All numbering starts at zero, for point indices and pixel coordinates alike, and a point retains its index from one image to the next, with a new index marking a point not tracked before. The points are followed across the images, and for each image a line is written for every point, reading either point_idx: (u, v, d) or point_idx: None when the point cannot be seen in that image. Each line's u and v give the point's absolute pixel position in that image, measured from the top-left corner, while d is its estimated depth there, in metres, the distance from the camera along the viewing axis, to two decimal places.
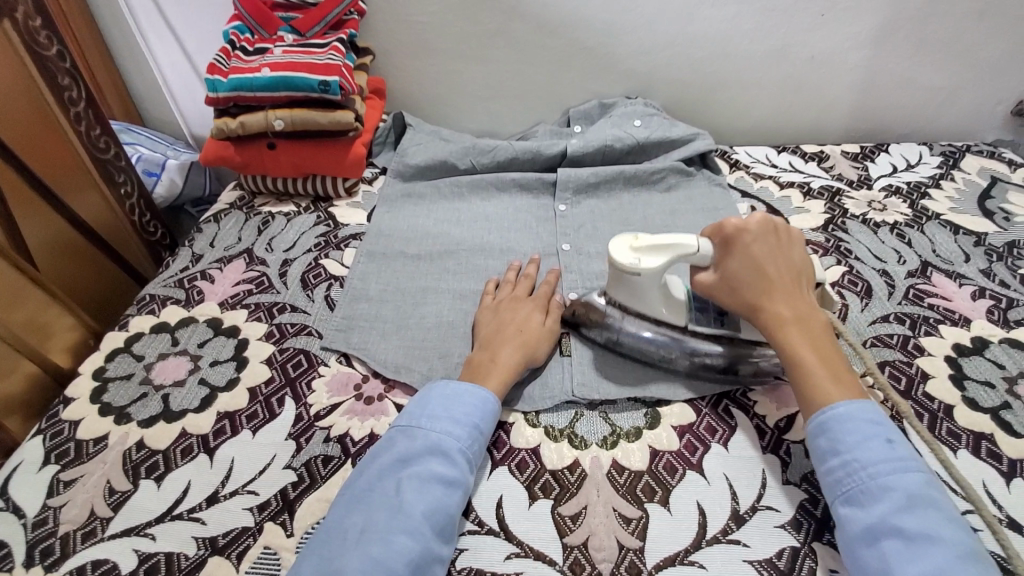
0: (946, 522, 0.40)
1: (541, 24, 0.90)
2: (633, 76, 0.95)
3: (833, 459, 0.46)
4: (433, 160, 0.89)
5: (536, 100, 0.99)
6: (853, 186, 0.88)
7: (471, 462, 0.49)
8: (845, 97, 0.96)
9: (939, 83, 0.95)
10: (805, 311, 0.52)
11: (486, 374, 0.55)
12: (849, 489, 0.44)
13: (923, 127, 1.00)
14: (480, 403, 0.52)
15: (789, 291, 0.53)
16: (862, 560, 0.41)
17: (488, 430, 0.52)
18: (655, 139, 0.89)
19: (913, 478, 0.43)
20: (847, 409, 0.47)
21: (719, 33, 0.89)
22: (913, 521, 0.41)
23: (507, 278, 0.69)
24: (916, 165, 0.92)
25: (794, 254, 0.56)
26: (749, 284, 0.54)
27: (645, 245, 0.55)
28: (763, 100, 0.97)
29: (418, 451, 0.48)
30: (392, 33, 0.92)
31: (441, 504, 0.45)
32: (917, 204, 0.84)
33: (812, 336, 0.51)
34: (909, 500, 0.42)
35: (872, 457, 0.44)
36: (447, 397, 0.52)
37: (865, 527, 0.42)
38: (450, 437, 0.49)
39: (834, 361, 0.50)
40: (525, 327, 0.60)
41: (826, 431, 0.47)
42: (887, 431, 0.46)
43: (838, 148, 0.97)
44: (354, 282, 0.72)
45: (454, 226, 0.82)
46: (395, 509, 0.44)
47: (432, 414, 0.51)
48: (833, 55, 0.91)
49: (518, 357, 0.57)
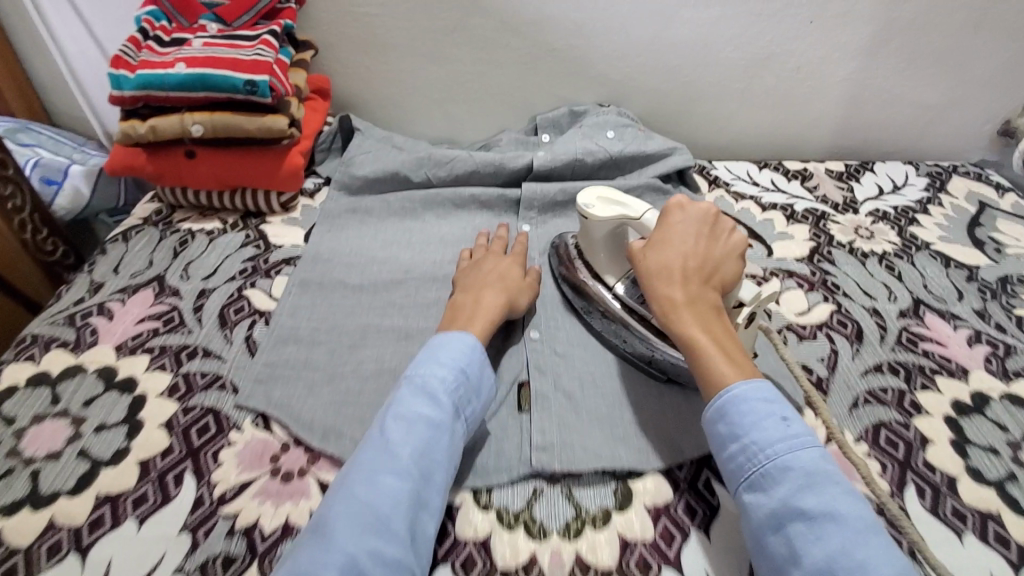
0: (843, 496, 0.39)
1: (506, 22, 0.81)
2: (608, 81, 0.86)
3: (732, 444, 0.44)
4: (382, 171, 0.79)
5: (500, 105, 0.89)
6: (839, 209, 0.82)
7: (457, 405, 0.48)
8: (832, 111, 0.90)
9: (929, 99, 0.89)
10: (704, 302, 0.51)
11: (469, 317, 0.56)
12: (748, 473, 0.43)
13: (908, 146, 0.95)
14: (467, 348, 0.51)
15: (696, 277, 0.52)
16: (770, 549, 0.40)
17: (476, 377, 0.51)
18: (630, 153, 0.80)
19: (810, 454, 0.42)
20: (741, 391, 0.45)
21: (700, 38, 0.82)
22: (812, 500, 0.39)
23: (479, 244, 0.70)
24: (903, 186, 0.87)
25: (720, 252, 0.54)
26: (657, 264, 0.54)
27: (605, 198, 0.61)
28: (746, 112, 0.89)
29: (404, 394, 0.48)
30: (337, 25, 0.81)
31: (428, 447, 0.45)
32: (906, 232, 0.78)
33: (703, 325, 0.50)
34: (807, 478, 0.40)
35: (769, 437, 0.43)
36: (432, 347, 0.51)
37: (769, 514, 0.40)
38: (435, 379, 0.49)
39: (726, 353, 0.48)
40: (506, 276, 0.62)
41: (724, 415, 0.45)
42: (783, 409, 0.44)
43: (822, 166, 0.90)
44: (282, 319, 0.62)
45: (403, 249, 0.73)
46: (380, 451, 0.44)
47: (417, 363, 0.50)
48: (821, 66, 0.84)
49: (500, 299, 0.59)
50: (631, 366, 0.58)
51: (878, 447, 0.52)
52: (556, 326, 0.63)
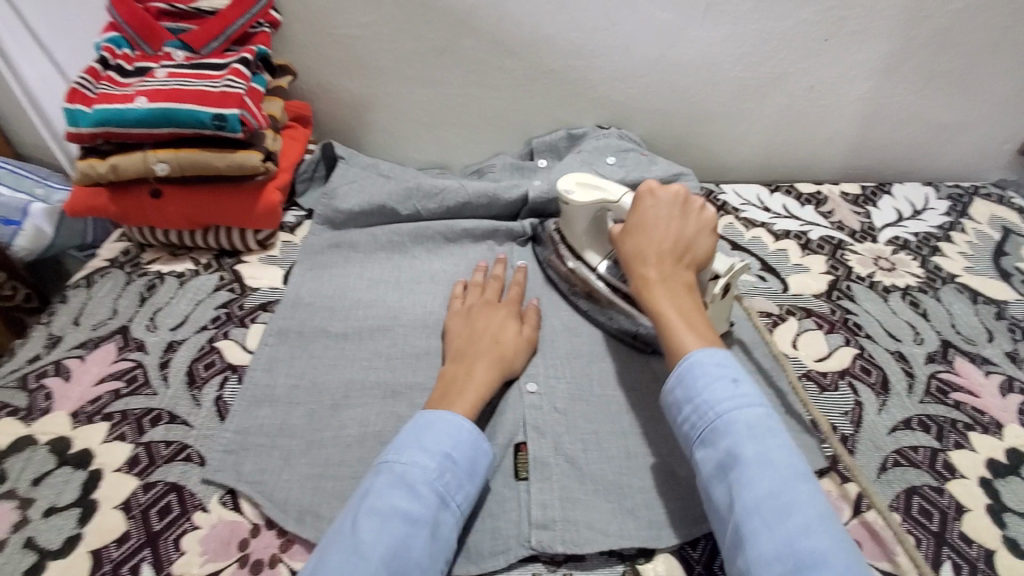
0: (781, 448, 0.40)
1: (499, 43, 0.76)
2: (608, 103, 0.82)
3: (686, 406, 0.44)
4: (368, 204, 0.74)
5: (494, 128, 0.84)
6: (856, 237, 0.77)
7: (442, 496, 0.43)
8: (846, 131, 0.85)
9: (947, 118, 0.84)
10: (674, 278, 0.52)
11: (460, 392, 0.50)
12: (699, 430, 0.43)
13: (925, 166, 0.90)
14: (456, 431, 0.46)
15: (666, 255, 0.53)
16: (712, 498, 0.41)
17: (465, 461, 0.45)
18: (633, 181, 0.75)
19: (755, 412, 0.42)
20: (697, 357, 0.46)
21: (705, 59, 0.77)
22: (749, 449, 0.40)
23: (475, 279, 0.64)
24: (922, 211, 0.82)
25: (691, 229, 0.54)
26: (631, 244, 0.55)
27: (585, 183, 0.62)
28: (754, 134, 0.85)
29: (380, 483, 0.43)
30: (318, 48, 0.76)
31: (404, 546, 0.39)
32: (928, 263, 0.73)
33: (671, 300, 0.50)
34: (749, 432, 0.41)
35: (718, 396, 0.43)
36: (417, 427, 0.46)
37: (714, 466, 0.41)
38: (417, 468, 0.43)
39: (690, 325, 0.49)
40: (501, 338, 0.56)
41: (682, 381, 0.45)
42: (734, 371, 0.45)
43: (836, 188, 0.85)
44: (257, 376, 0.56)
45: (392, 289, 0.67)
46: (350, 547, 0.39)
47: (398, 445, 0.45)
48: (833, 85, 0.80)
49: (493, 372, 0.53)
50: (638, 426, 0.53)
51: (912, 517, 0.47)
52: (559, 377, 0.57)
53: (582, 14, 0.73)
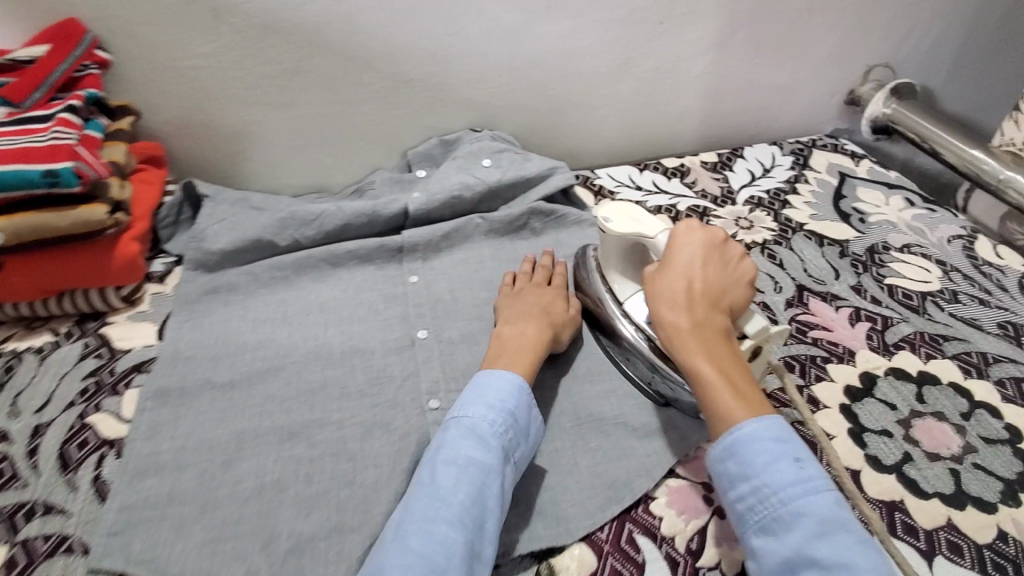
0: (858, 547, 0.38)
1: (352, 57, 0.74)
2: (474, 105, 0.83)
3: (742, 485, 0.42)
4: (241, 241, 0.70)
5: (366, 143, 0.83)
6: (718, 202, 0.84)
7: (507, 449, 0.49)
8: (698, 104, 0.91)
9: (782, 81, 0.93)
10: (712, 328, 0.48)
11: (515, 356, 0.56)
12: (759, 516, 0.41)
13: (773, 126, 0.98)
14: (513, 389, 0.52)
15: (702, 304, 0.49)
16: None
17: (523, 418, 0.51)
18: (509, 181, 0.78)
19: (824, 500, 0.40)
20: (752, 428, 0.43)
21: (558, 50, 0.80)
22: (826, 550, 0.38)
23: (522, 270, 0.68)
24: (771, 168, 0.90)
25: (726, 278, 0.51)
26: (662, 290, 0.51)
27: (626, 211, 0.58)
28: (618, 117, 0.89)
29: (453, 437, 0.48)
30: (158, 85, 0.71)
31: (481, 493, 0.45)
32: (780, 216, 0.81)
33: (711, 355, 0.47)
34: (822, 526, 0.39)
35: (781, 481, 0.41)
36: (478, 388, 0.52)
37: (780, 561, 0.39)
38: (483, 422, 0.49)
39: (733, 386, 0.45)
40: (551, 310, 0.61)
41: (735, 454, 0.43)
42: (795, 450, 0.42)
43: (696, 159, 0.92)
44: (138, 446, 0.53)
45: (279, 327, 0.65)
46: (434, 496, 0.44)
47: (464, 403, 0.51)
48: (678, 64, 0.85)
49: (543, 334, 0.59)
50: None
51: None
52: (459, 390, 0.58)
53: (430, 21, 0.74)
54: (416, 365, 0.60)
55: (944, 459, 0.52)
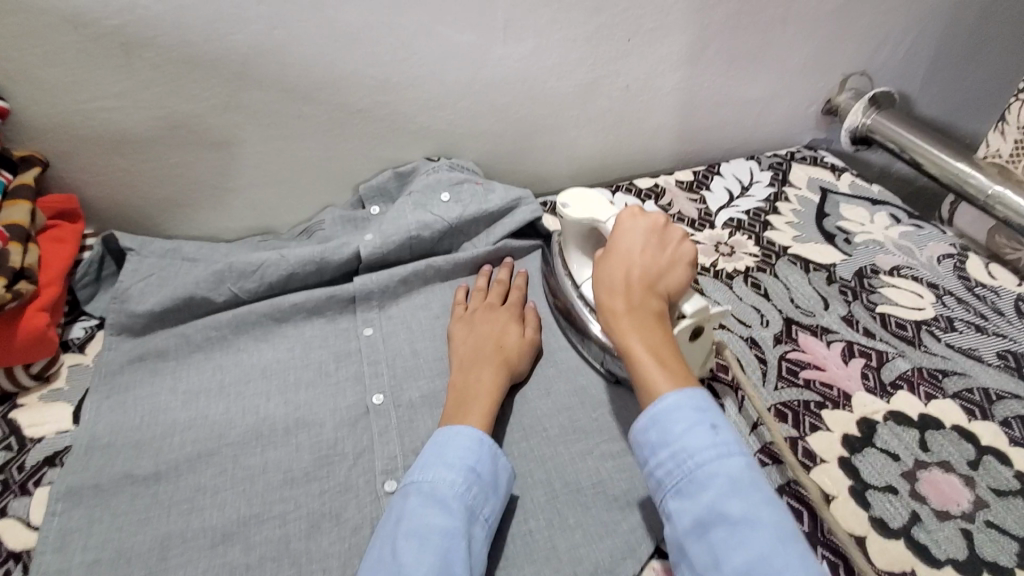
0: (765, 506, 0.39)
1: (291, 90, 0.67)
2: (431, 134, 0.76)
3: (662, 452, 0.44)
4: (171, 300, 0.63)
5: (314, 180, 0.76)
6: (696, 226, 0.79)
7: (472, 509, 0.45)
8: (671, 121, 0.86)
9: (758, 94, 0.88)
10: (645, 309, 0.50)
11: (470, 402, 0.52)
12: (675, 480, 0.43)
13: (750, 139, 0.94)
14: (476, 444, 0.48)
15: (639, 286, 0.51)
16: (692, 555, 0.40)
17: (489, 474, 0.47)
18: (471, 216, 0.71)
19: (735, 462, 0.42)
20: (674, 399, 0.44)
21: (519, 72, 0.74)
22: (735, 507, 0.39)
23: (478, 284, 0.66)
24: (749, 185, 0.86)
25: (664, 261, 0.53)
26: (604, 276, 0.53)
27: (582, 198, 0.61)
28: (587, 139, 0.84)
29: (412, 504, 0.45)
30: (69, 130, 0.63)
31: (447, 564, 0.41)
32: (762, 239, 0.76)
33: (642, 332, 0.48)
34: (732, 486, 0.40)
35: (698, 446, 0.42)
36: (438, 445, 0.48)
37: (693, 521, 0.41)
38: (444, 484, 0.45)
39: (661, 362, 0.46)
40: (503, 343, 0.58)
41: (655, 423, 0.44)
42: (712, 417, 0.44)
43: (671, 178, 0.87)
44: (43, 561, 0.45)
45: (215, 399, 0.57)
46: (392, 574, 0.40)
47: (422, 465, 0.47)
48: (649, 81, 0.80)
49: (499, 377, 0.55)
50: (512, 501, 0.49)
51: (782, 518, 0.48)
52: None
53: (376, 47, 0.67)
54: (371, 438, 0.54)
55: (955, 518, 0.47)
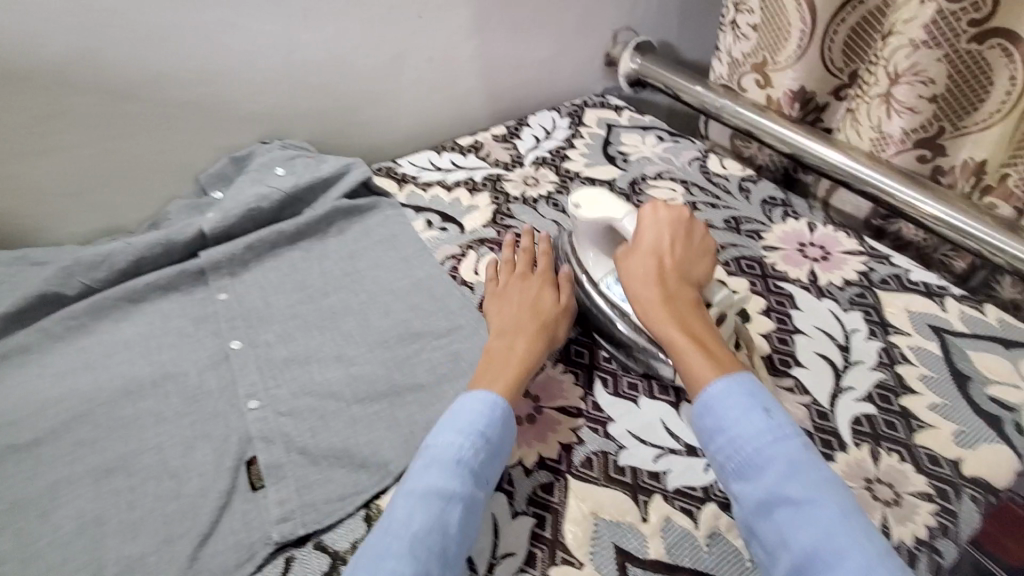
0: (826, 483, 0.43)
1: (109, 90, 0.73)
2: (258, 118, 0.84)
3: (719, 438, 0.47)
4: (18, 299, 0.66)
5: (151, 175, 0.81)
6: (509, 168, 0.94)
7: (477, 474, 0.47)
8: (477, 84, 1.01)
9: (546, 53, 1.05)
10: (682, 300, 0.54)
11: (503, 369, 0.55)
12: (736, 465, 0.46)
13: (550, 93, 1.11)
14: (488, 409, 0.50)
15: (673, 282, 0.55)
16: (761, 534, 0.43)
17: (495, 437, 0.49)
18: (305, 184, 0.80)
19: (794, 443, 0.45)
20: (727, 387, 0.48)
21: (327, 54, 0.84)
22: (798, 488, 0.42)
23: (506, 259, 0.70)
24: (552, 130, 1.02)
25: (688, 257, 0.57)
26: (634, 271, 0.56)
27: (593, 198, 0.62)
28: (406, 108, 0.96)
29: (419, 468, 0.47)
30: None
31: (440, 523, 0.43)
32: (561, 169, 0.92)
33: (686, 327, 0.52)
34: (791, 467, 0.43)
35: (753, 430, 0.45)
36: (453, 412, 0.50)
37: (757, 502, 0.44)
38: (453, 449, 0.47)
39: (707, 350, 0.51)
40: (538, 306, 0.61)
41: (709, 409, 0.48)
42: (764, 402, 0.47)
43: (488, 134, 1.01)
44: None
45: (81, 374, 0.63)
46: (385, 531, 0.43)
47: (438, 431, 0.49)
48: (447, 51, 0.94)
49: (533, 342, 0.58)
50: (359, 391, 0.59)
51: (570, 361, 0.62)
52: (279, 384, 0.60)
53: (186, 43, 0.74)
54: (233, 374, 0.62)
55: None
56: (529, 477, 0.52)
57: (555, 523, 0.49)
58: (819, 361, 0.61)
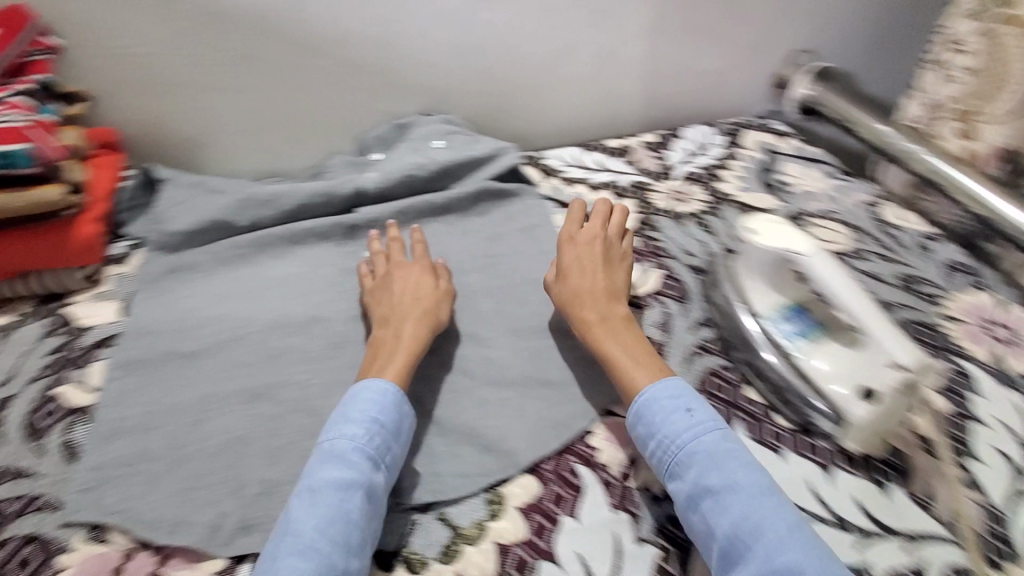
0: (743, 470, 0.46)
1: (303, 44, 0.77)
2: (425, 90, 0.87)
3: (650, 442, 0.50)
4: (201, 222, 0.73)
5: (321, 128, 0.86)
6: (657, 178, 0.90)
7: (376, 459, 0.48)
8: (637, 87, 0.98)
9: (713, 66, 1.00)
10: (614, 317, 0.59)
11: (392, 356, 0.56)
12: (665, 463, 0.49)
13: (707, 108, 1.06)
14: (367, 400, 0.51)
15: (597, 298, 0.60)
16: (692, 526, 0.46)
17: (390, 423, 0.50)
18: (461, 160, 0.82)
19: (711, 437, 0.48)
20: (649, 393, 0.51)
21: (502, 37, 0.85)
22: (715, 477, 0.46)
23: (378, 250, 0.70)
24: (706, 146, 0.97)
25: (613, 273, 0.63)
26: (567, 294, 0.62)
27: (770, 225, 0.60)
28: (563, 100, 0.95)
29: (317, 462, 0.47)
30: (109, 70, 0.73)
31: (341, 512, 0.44)
32: (713, 189, 0.88)
33: (615, 339, 0.57)
34: (710, 458, 0.47)
35: (677, 430, 0.49)
36: (341, 407, 0.51)
37: (685, 497, 0.47)
38: (345, 439, 0.48)
39: (634, 359, 0.55)
40: (418, 296, 0.63)
41: (641, 417, 0.51)
42: (686, 401, 0.50)
43: (638, 139, 0.98)
44: (107, 411, 0.56)
45: (241, 300, 0.67)
46: (283, 533, 0.43)
47: (327, 426, 0.50)
48: (616, 50, 0.92)
49: (421, 327, 0.59)
50: (490, 374, 0.59)
51: (711, 393, 0.59)
52: None
53: (378, 8, 0.77)
54: (374, 330, 0.64)
55: None
56: (657, 505, 0.50)
57: (682, 561, 0.47)
58: (1001, 460, 0.54)
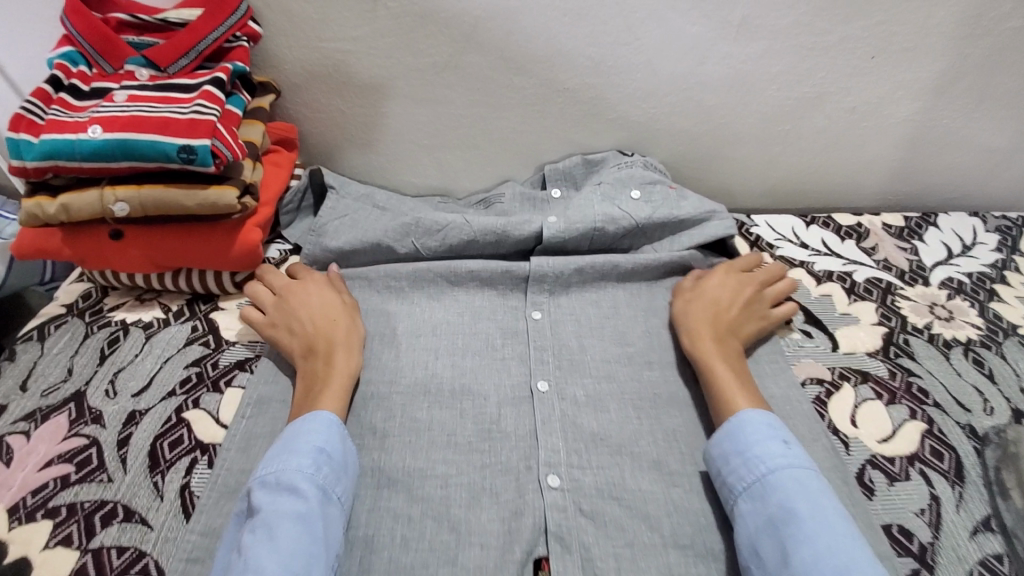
0: (835, 508, 0.40)
1: (506, 59, 0.67)
2: (628, 126, 0.73)
3: (734, 458, 0.44)
4: (361, 242, 0.65)
5: (501, 151, 0.76)
6: (906, 278, 0.69)
7: (326, 489, 0.42)
8: (890, 154, 0.77)
9: (1002, 142, 0.76)
10: (730, 344, 0.54)
11: (327, 389, 0.49)
12: (747, 485, 0.43)
13: (971, 191, 0.82)
14: (321, 427, 0.45)
15: (718, 320, 0.56)
16: (764, 554, 0.39)
17: (342, 456, 0.44)
18: (660, 219, 0.67)
19: (804, 472, 0.42)
20: (750, 414, 0.46)
21: (737, 76, 0.69)
22: (804, 504, 0.40)
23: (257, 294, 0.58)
24: (973, 246, 0.74)
25: (748, 306, 0.58)
26: (691, 307, 0.57)
27: None
28: (788, 156, 0.77)
29: (262, 495, 0.41)
30: (302, 61, 0.67)
31: (303, 548, 0.38)
32: (988, 310, 0.65)
33: (725, 362, 0.52)
34: (801, 485, 0.41)
35: (770, 452, 0.43)
36: (286, 439, 0.44)
37: (767, 521, 0.40)
38: (296, 471, 0.42)
39: (746, 391, 0.50)
40: (335, 318, 0.55)
41: (731, 434, 0.45)
42: (784, 433, 0.45)
43: (877, 219, 0.77)
44: (230, 459, 0.48)
45: (387, 346, 0.58)
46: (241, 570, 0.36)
47: (272, 456, 0.43)
48: (879, 107, 0.72)
49: (353, 358, 0.52)
50: (679, 532, 0.45)
51: None
52: (583, 468, 0.49)
53: (601, 27, 0.64)
54: (534, 425, 0.52)
55: None
56: None
57: None
58: None
